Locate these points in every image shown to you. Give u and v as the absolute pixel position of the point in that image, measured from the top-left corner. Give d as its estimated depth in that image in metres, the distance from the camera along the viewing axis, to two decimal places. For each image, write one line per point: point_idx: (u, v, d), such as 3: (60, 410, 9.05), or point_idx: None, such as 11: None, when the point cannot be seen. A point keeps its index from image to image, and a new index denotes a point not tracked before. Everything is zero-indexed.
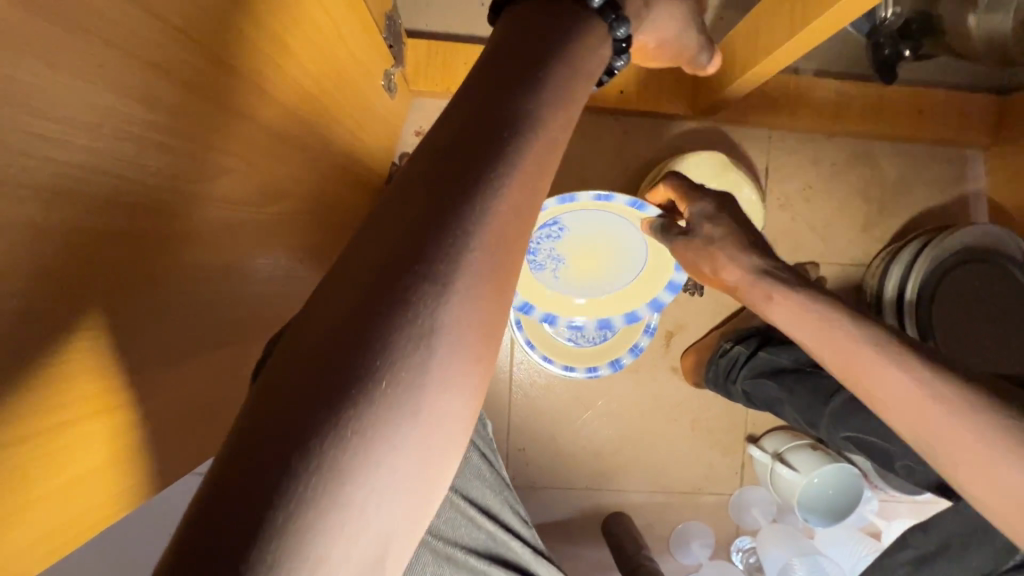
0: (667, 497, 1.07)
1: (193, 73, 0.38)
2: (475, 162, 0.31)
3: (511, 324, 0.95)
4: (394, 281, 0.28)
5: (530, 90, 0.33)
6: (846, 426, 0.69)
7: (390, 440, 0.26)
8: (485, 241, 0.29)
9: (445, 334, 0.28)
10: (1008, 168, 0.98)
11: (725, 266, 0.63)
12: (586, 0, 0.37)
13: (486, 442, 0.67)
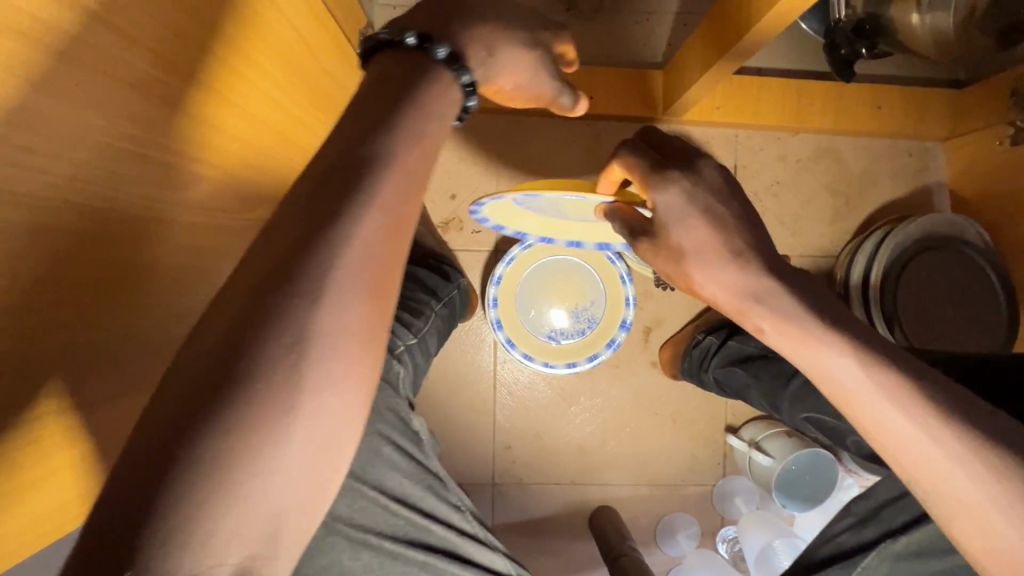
0: (652, 489, 1.09)
1: (160, 90, 0.42)
2: (340, 193, 0.35)
3: (491, 324, 0.98)
4: (268, 303, 0.32)
5: (389, 127, 0.38)
6: (803, 406, 0.72)
7: (273, 433, 0.32)
8: (352, 262, 0.34)
9: (319, 343, 0.33)
10: (967, 159, 1.02)
11: (702, 277, 0.54)
12: (429, 51, 0.41)
13: (401, 425, 0.59)
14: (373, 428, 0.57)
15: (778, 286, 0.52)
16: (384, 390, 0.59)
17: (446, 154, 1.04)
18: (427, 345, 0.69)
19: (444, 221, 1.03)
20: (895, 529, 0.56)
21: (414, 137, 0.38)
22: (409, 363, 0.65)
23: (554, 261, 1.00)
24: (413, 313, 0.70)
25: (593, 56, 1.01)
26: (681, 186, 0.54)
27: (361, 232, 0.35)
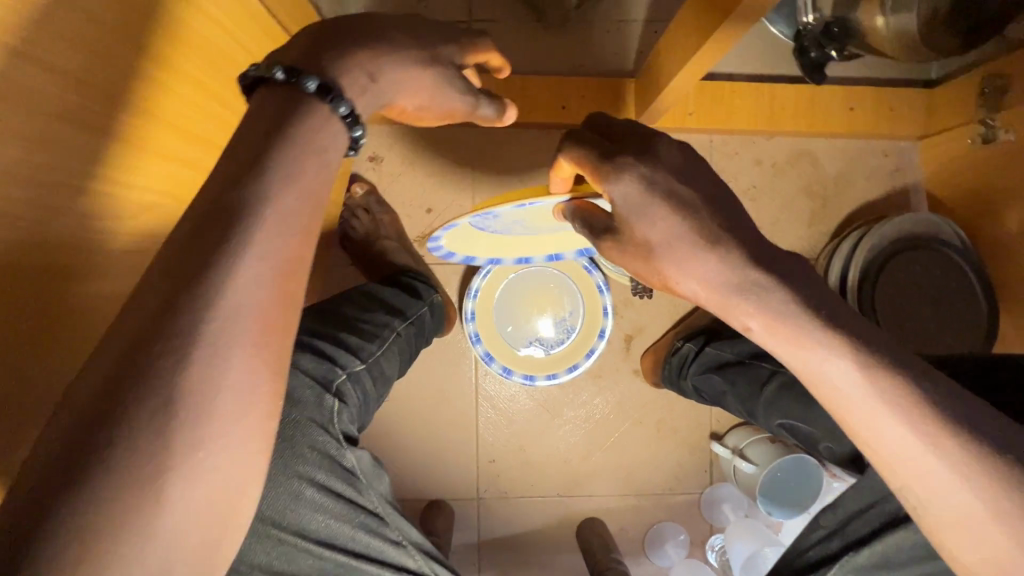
0: (639, 499, 1.08)
1: (77, 115, 0.42)
2: (210, 248, 0.35)
3: (469, 338, 0.98)
4: (137, 367, 0.32)
5: (261, 172, 0.38)
6: (777, 413, 0.71)
7: (150, 496, 0.32)
8: (226, 318, 0.35)
9: (194, 402, 0.33)
10: (940, 158, 1.02)
11: (680, 278, 0.50)
12: (300, 84, 0.40)
13: (327, 465, 0.57)
14: (294, 470, 0.56)
15: (765, 279, 0.48)
16: (310, 429, 0.57)
17: (419, 168, 1.03)
18: (381, 369, 0.68)
19: (420, 235, 1.03)
20: (864, 539, 0.55)
21: (289, 179, 0.38)
22: (352, 393, 0.63)
23: (530, 272, 1.00)
24: (367, 336, 0.68)
25: (562, 65, 1.01)
26: (636, 174, 0.49)
27: (235, 286, 0.35)
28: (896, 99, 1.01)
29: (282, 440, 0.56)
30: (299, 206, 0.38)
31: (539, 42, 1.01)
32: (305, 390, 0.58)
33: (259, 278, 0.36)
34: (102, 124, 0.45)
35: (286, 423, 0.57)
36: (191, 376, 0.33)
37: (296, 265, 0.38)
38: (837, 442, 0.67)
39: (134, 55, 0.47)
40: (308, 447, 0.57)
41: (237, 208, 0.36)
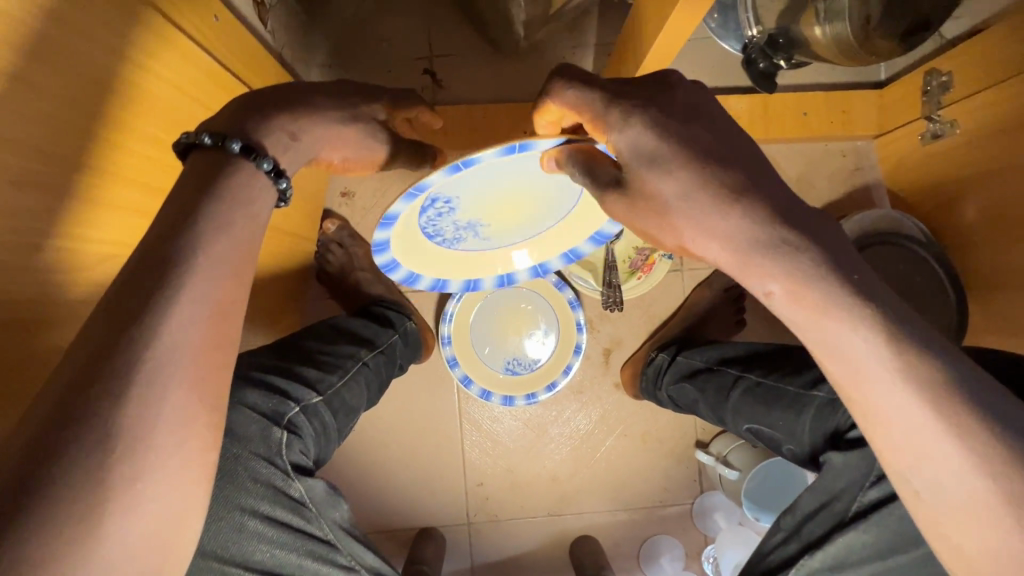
0: (630, 513, 1.08)
1: (34, 176, 0.44)
2: (143, 296, 0.37)
3: (447, 362, 1.00)
4: (74, 415, 0.34)
5: (193, 224, 0.40)
6: (743, 418, 0.72)
7: (93, 539, 0.33)
8: (161, 361, 0.37)
9: (133, 443, 0.35)
10: (895, 156, 1.05)
11: (696, 240, 0.47)
12: (225, 146, 0.43)
13: (272, 497, 0.59)
14: (236, 502, 0.57)
15: (786, 241, 0.45)
16: (253, 462, 0.58)
17: (391, 200, 1.06)
18: (340, 399, 0.70)
19: None
20: (822, 538, 0.57)
21: (222, 230, 0.41)
22: (307, 424, 0.64)
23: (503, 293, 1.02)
24: (323, 367, 0.70)
25: (521, 92, 1.05)
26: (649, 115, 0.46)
27: (170, 329, 0.37)
28: (850, 101, 1.04)
29: (224, 475, 0.57)
30: (231, 255, 0.41)
31: (498, 71, 1.05)
32: (251, 425, 0.60)
33: (193, 320, 0.38)
34: (63, 182, 0.47)
35: (228, 459, 0.58)
36: (127, 418, 0.35)
37: (232, 306, 0.41)
38: (797, 443, 0.68)
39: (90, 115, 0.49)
40: (253, 478, 0.58)
41: (172, 257, 0.39)
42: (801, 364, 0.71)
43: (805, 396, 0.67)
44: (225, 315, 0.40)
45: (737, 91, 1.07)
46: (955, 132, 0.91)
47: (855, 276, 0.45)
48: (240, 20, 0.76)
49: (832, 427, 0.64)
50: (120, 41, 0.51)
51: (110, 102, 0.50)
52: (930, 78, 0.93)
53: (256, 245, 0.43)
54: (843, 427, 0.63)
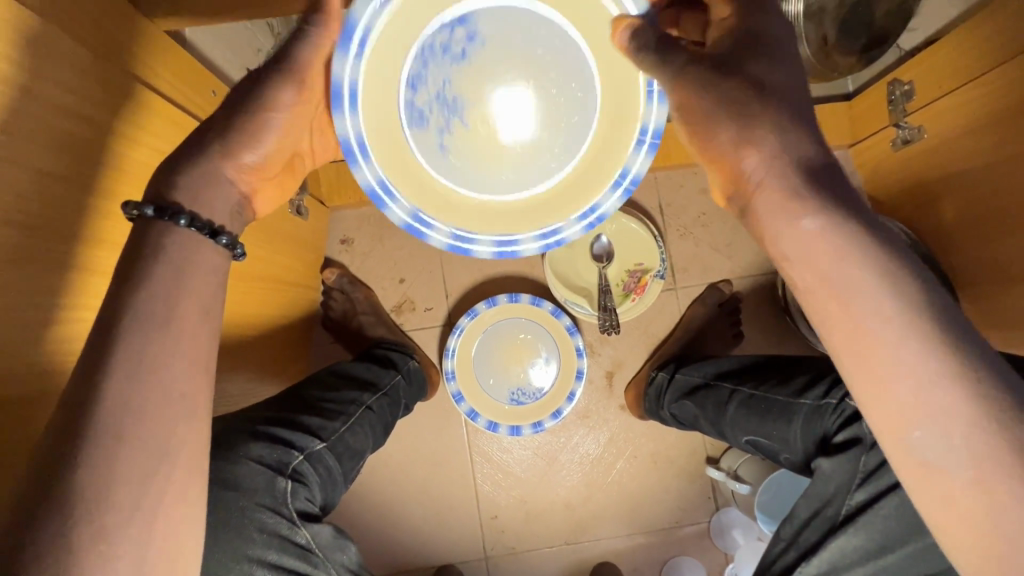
0: (647, 536, 1.07)
1: (47, 256, 0.49)
2: (97, 361, 0.40)
3: (453, 397, 1.02)
4: (48, 476, 0.37)
5: (139, 288, 0.43)
6: (740, 430, 0.74)
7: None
8: (104, 424, 0.39)
9: (96, 502, 0.38)
10: (872, 163, 1.09)
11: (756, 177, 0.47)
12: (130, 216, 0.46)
13: (283, 545, 0.61)
14: (244, 553, 0.58)
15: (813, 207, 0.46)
16: (259, 513, 0.60)
17: (388, 243, 1.10)
18: (342, 444, 0.72)
19: (396, 305, 1.10)
20: (817, 544, 0.61)
21: (174, 292, 0.44)
22: (310, 471, 0.67)
23: (502, 325, 1.04)
24: (319, 415, 0.72)
25: None
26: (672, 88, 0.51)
27: (118, 390, 0.40)
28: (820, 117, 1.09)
29: (228, 530, 0.58)
30: (182, 317, 0.43)
31: None
32: (254, 476, 0.61)
33: (140, 381, 0.41)
34: (75, 260, 0.52)
35: (233, 513, 0.59)
36: (84, 479, 0.38)
37: (195, 363, 0.43)
38: (792, 451, 0.70)
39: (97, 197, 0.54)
40: (263, 527, 0.60)
41: (130, 321, 0.42)
42: (788, 374, 0.74)
43: (794, 404, 0.69)
44: (182, 372, 0.43)
45: None
46: (923, 137, 0.95)
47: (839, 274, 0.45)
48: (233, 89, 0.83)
49: (819, 433, 0.67)
50: (122, 126, 0.57)
51: (112, 184, 0.55)
52: (893, 88, 0.97)
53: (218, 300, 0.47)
54: (830, 432, 0.66)
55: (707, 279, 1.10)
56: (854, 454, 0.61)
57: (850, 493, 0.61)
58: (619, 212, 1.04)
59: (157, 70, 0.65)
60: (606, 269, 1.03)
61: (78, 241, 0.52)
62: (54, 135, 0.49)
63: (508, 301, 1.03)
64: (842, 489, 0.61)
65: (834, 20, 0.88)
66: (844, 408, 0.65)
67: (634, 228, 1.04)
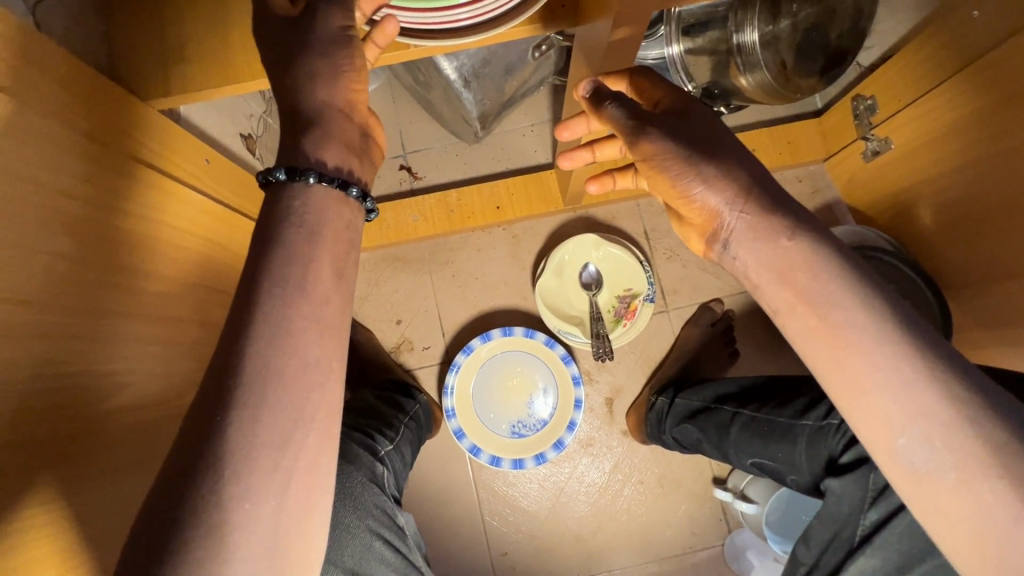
0: (662, 564, 1.05)
1: (71, 329, 0.52)
2: (244, 330, 0.44)
3: (454, 434, 1.03)
4: (196, 439, 0.40)
5: (277, 259, 0.46)
6: (746, 453, 0.74)
7: (215, 553, 0.38)
8: (259, 378, 0.42)
9: (242, 464, 0.40)
10: (848, 176, 1.11)
11: (698, 193, 0.54)
12: (272, 176, 0.49)
13: (389, 523, 0.70)
14: (365, 522, 0.68)
15: (788, 224, 0.51)
16: (372, 487, 0.71)
17: (384, 286, 1.14)
18: (403, 451, 0.83)
19: (395, 345, 1.12)
20: (837, 568, 0.60)
21: (306, 261, 0.47)
22: (391, 465, 0.78)
23: (498, 359, 1.06)
24: (385, 425, 0.84)
25: (489, 171, 1.15)
26: (660, 136, 0.55)
27: (264, 349, 0.43)
28: (753, 147, 1.12)
29: (353, 497, 0.68)
30: (315, 281, 0.47)
31: (465, 157, 1.15)
32: (364, 456, 0.73)
33: (281, 345, 0.44)
34: (90, 331, 0.55)
35: (356, 483, 0.69)
36: (235, 438, 0.41)
37: (258, 397, 0.42)
38: (800, 473, 0.70)
39: (109, 271, 0.58)
40: (377, 498, 0.70)
41: (250, 301, 0.45)
42: (789, 395, 0.74)
43: (797, 425, 0.70)
44: (289, 359, 0.44)
45: None
46: (891, 148, 0.99)
47: (802, 304, 0.49)
48: (226, 156, 0.90)
49: (826, 455, 0.66)
50: (126, 204, 0.62)
51: (117, 250, 0.60)
52: (858, 103, 1.03)
53: (320, 315, 0.46)
54: (835, 454, 0.65)
55: (696, 299, 1.12)
56: (862, 472, 0.60)
57: (863, 514, 0.59)
58: (604, 239, 1.07)
59: (156, 146, 0.71)
60: (596, 296, 1.07)
61: (99, 307, 0.56)
62: (58, 215, 0.53)
63: (501, 335, 1.05)
64: (853, 511, 0.60)
65: (790, 46, 0.92)
66: (847, 427, 0.65)
67: (618, 253, 1.06)
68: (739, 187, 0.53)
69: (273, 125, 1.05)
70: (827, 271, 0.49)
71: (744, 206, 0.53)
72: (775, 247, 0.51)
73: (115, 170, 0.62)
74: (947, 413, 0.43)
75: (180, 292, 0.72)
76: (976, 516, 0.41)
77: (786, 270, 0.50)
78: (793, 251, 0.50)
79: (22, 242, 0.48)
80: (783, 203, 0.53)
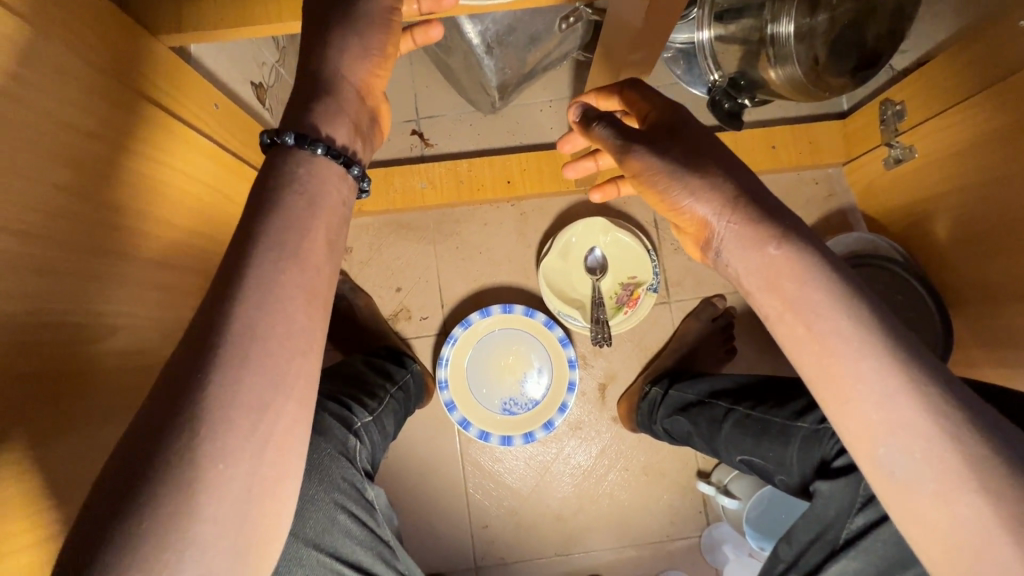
0: (639, 549, 1.07)
1: (68, 266, 0.51)
2: (234, 287, 0.43)
3: (446, 406, 1.03)
4: (175, 394, 0.39)
5: (270, 220, 0.46)
6: (736, 450, 0.75)
7: (183, 511, 0.37)
8: (241, 340, 0.41)
9: (218, 425, 0.39)
10: (866, 183, 1.09)
11: (686, 201, 0.54)
12: (281, 139, 0.50)
13: (357, 499, 0.69)
14: (331, 496, 0.67)
15: (780, 231, 0.50)
16: (341, 462, 0.70)
17: (386, 252, 1.12)
18: (383, 422, 0.83)
19: (393, 312, 1.11)
20: (818, 568, 0.60)
21: (301, 229, 0.46)
22: (367, 437, 0.78)
23: (496, 335, 1.06)
24: (367, 394, 0.84)
25: (503, 145, 1.12)
26: (646, 150, 0.56)
27: (249, 310, 0.42)
28: (773, 143, 1.10)
29: (320, 470, 0.67)
30: (311, 246, 0.46)
31: (480, 128, 1.13)
32: (336, 429, 0.72)
33: (268, 308, 0.43)
34: (86, 266, 0.53)
35: (324, 456, 0.69)
36: (214, 399, 0.40)
37: (241, 359, 0.41)
38: (788, 473, 0.70)
39: (108, 209, 0.57)
40: (347, 472, 0.70)
41: (244, 258, 0.44)
42: (786, 396, 0.74)
43: (792, 426, 0.69)
44: (275, 322, 0.43)
45: None
46: (915, 157, 0.96)
47: (794, 313, 0.48)
48: (237, 102, 0.87)
49: (819, 458, 0.66)
50: (135, 143, 0.61)
51: (119, 187, 0.58)
52: (886, 108, 1.00)
53: (310, 279, 0.46)
54: (828, 457, 0.65)
55: (700, 293, 1.11)
56: (854, 478, 0.60)
57: (851, 518, 0.59)
58: (613, 224, 1.06)
59: (167, 83, 0.69)
60: (600, 282, 1.05)
61: (102, 245, 0.56)
62: (66, 147, 0.52)
63: (501, 311, 1.04)
64: (838, 514, 0.60)
65: (825, 41, 0.89)
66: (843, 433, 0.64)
67: (627, 240, 1.05)
68: (727, 197, 0.52)
69: (285, 77, 1.02)
70: (815, 279, 0.48)
71: (732, 214, 0.52)
72: (763, 255, 0.50)
73: (125, 108, 0.60)
74: (928, 426, 0.42)
75: (181, 238, 0.70)
76: (956, 530, 0.41)
77: (773, 277, 0.49)
78: (780, 260, 0.49)
79: (27, 171, 0.47)
80: (773, 212, 0.51)
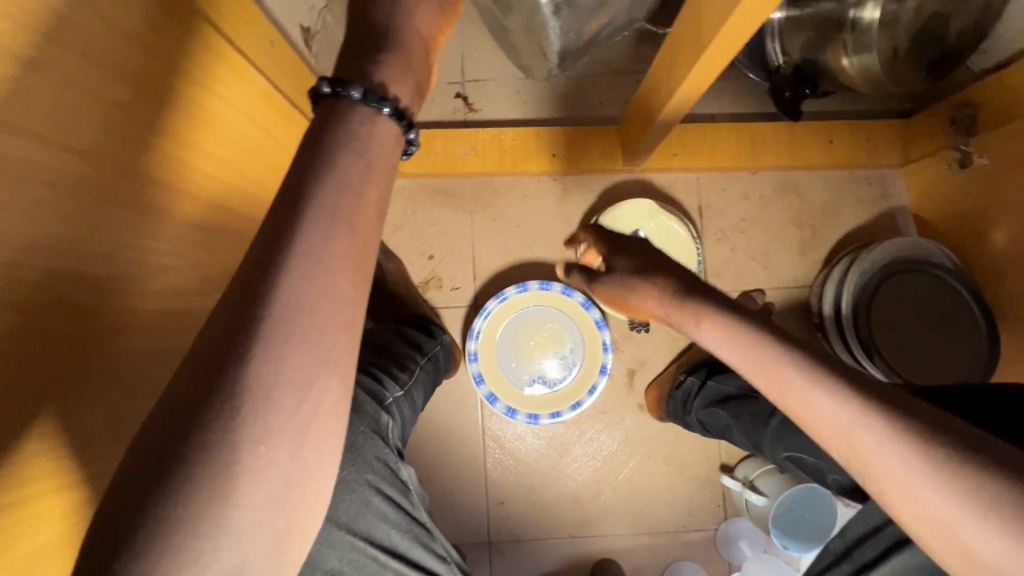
0: (654, 538, 1.06)
1: (116, 194, 0.48)
2: (286, 241, 0.39)
3: (473, 377, 1.01)
4: (224, 353, 0.37)
5: (327, 169, 0.42)
6: (782, 446, 0.73)
7: (222, 495, 0.35)
8: (287, 311, 0.38)
9: (258, 404, 0.37)
10: (923, 185, 1.06)
11: (640, 300, 0.68)
12: (348, 92, 0.45)
13: (394, 481, 0.67)
14: (364, 479, 0.65)
15: (711, 307, 0.59)
16: (376, 444, 0.67)
17: (421, 217, 1.09)
18: (415, 395, 0.81)
19: (423, 280, 1.08)
20: (868, 565, 0.60)
21: (361, 183, 0.43)
22: (397, 413, 0.75)
23: (529, 311, 1.03)
24: (400, 366, 0.81)
25: (552, 116, 1.08)
26: (610, 270, 0.73)
27: (300, 272, 0.39)
28: (831, 135, 1.06)
29: (353, 451, 0.65)
30: (368, 205, 0.43)
31: (527, 97, 1.08)
32: (368, 406, 0.70)
33: (317, 278, 0.39)
34: (131, 196, 0.50)
35: (359, 436, 0.66)
36: (256, 374, 0.37)
37: (289, 330, 0.38)
38: (843, 473, 0.68)
39: (160, 137, 0.53)
40: (380, 452, 0.67)
41: (302, 206, 0.40)
42: None
43: None
44: (331, 286, 0.40)
45: (740, 117, 1.10)
46: (982, 163, 0.93)
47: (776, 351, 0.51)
48: (287, 43, 0.82)
49: None
50: (190, 69, 0.57)
51: (172, 116, 0.55)
52: (961, 111, 0.96)
53: (369, 240, 0.43)
54: None
55: (738, 286, 1.09)
56: None
57: None
58: (659, 206, 1.03)
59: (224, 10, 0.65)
60: None
61: (149, 181, 0.52)
62: (121, 65, 0.48)
63: (538, 287, 1.02)
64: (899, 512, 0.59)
65: (907, 32, 0.82)
66: None
67: (680, 232, 1.03)
68: (666, 293, 0.64)
69: (332, 23, 0.97)
70: (755, 338, 0.53)
71: (667, 302, 0.64)
72: (701, 332, 0.59)
73: (180, 33, 0.56)
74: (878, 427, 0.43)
75: (229, 181, 0.67)
76: (969, 541, 0.39)
77: (716, 347, 0.57)
78: (711, 332, 0.57)
79: (78, 92, 0.43)
80: (701, 293, 0.61)
